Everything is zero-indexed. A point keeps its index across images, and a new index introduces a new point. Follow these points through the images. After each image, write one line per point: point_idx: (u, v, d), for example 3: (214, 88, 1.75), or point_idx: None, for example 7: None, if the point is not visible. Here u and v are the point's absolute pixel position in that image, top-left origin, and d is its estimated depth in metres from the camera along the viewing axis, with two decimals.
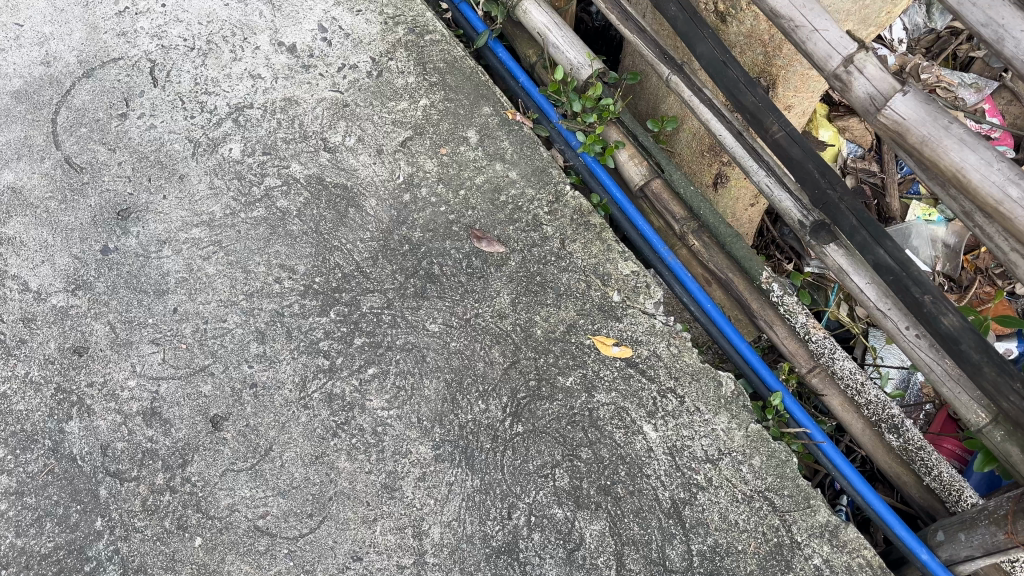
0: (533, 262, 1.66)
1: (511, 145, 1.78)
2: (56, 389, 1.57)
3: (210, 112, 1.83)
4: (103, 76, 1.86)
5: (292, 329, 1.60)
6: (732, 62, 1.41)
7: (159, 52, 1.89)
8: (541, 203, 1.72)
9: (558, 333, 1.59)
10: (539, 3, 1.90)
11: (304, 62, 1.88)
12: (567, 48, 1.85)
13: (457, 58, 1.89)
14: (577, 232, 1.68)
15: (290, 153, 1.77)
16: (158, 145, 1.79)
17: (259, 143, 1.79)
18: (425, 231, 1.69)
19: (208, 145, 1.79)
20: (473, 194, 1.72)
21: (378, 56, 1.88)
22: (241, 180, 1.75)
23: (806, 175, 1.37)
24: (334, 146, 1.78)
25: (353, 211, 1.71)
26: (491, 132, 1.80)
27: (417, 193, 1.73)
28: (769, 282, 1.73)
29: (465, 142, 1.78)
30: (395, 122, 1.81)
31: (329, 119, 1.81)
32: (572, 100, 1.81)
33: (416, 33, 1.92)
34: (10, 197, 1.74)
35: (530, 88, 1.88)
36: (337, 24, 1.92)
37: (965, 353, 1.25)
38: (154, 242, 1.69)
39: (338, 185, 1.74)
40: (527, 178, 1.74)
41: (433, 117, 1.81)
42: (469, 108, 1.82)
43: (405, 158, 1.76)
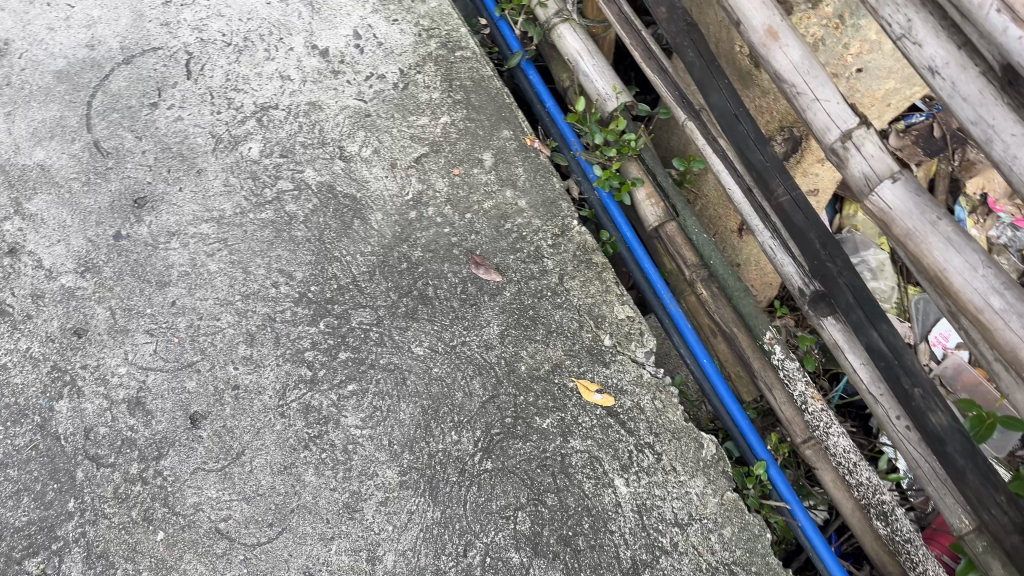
0: (529, 294, 1.62)
1: (525, 172, 1.76)
2: (52, 367, 1.61)
3: (236, 109, 1.85)
4: (141, 64, 1.91)
5: (281, 336, 1.62)
6: (744, 117, 1.35)
7: (197, 46, 1.93)
8: (546, 235, 1.69)
9: (542, 371, 1.55)
10: (574, 28, 1.85)
11: (335, 67, 1.88)
12: (597, 77, 1.81)
13: (485, 77, 1.87)
14: (578, 269, 1.65)
15: (305, 158, 1.78)
16: (182, 137, 1.82)
17: (278, 145, 1.80)
18: (426, 252, 1.68)
19: (229, 142, 1.81)
20: (478, 220, 1.71)
21: (406, 68, 1.87)
22: (255, 181, 1.77)
23: (807, 244, 1.31)
24: (349, 155, 1.78)
25: (358, 223, 1.71)
26: (507, 156, 1.78)
27: (424, 212, 1.72)
28: (771, 343, 1.66)
29: (479, 165, 1.77)
30: (414, 137, 1.80)
31: (349, 128, 1.81)
32: (594, 132, 1.77)
33: (448, 48, 1.90)
34: (39, 173, 1.80)
35: (555, 115, 1.84)
36: (371, 32, 1.92)
37: (949, 456, 1.17)
38: (164, 233, 1.73)
39: (347, 195, 1.74)
40: (536, 209, 1.72)
41: (451, 136, 1.80)
42: (489, 130, 1.81)
43: (417, 175, 1.76)
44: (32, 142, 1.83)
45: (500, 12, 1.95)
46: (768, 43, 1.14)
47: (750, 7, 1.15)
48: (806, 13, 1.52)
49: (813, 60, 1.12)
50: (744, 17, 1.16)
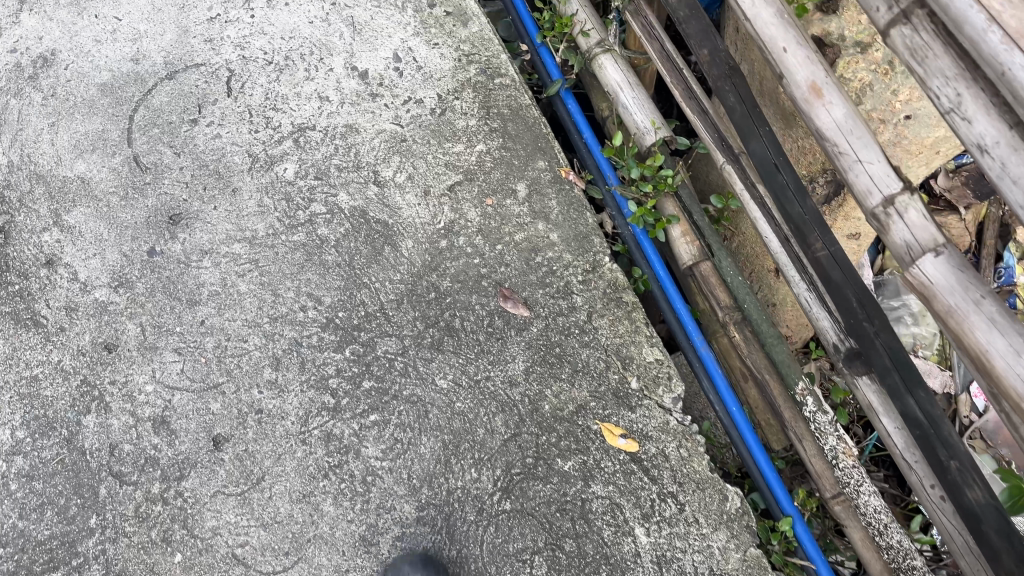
0: (556, 331, 1.60)
1: (558, 205, 1.73)
2: (82, 381, 1.64)
3: (274, 128, 1.85)
4: (184, 80, 1.92)
5: (307, 361, 1.62)
6: (784, 167, 1.31)
7: (239, 63, 1.93)
8: (576, 270, 1.66)
9: (566, 412, 1.53)
10: (616, 59, 1.83)
11: (373, 90, 1.88)
12: (636, 111, 1.78)
13: (523, 106, 1.84)
14: (607, 307, 1.61)
15: (339, 182, 1.78)
16: (219, 155, 1.83)
17: (313, 167, 1.80)
18: (455, 283, 1.66)
19: (265, 161, 1.82)
20: (508, 252, 1.69)
21: (444, 93, 1.86)
22: (289, 203, 1.77)
23: (844, 301, 1.27)
24: (383, 180, 1.78)
25: (389, 249, 1.71)
26: (541, 188, 1.75)
27: (454, 241, 1.71)
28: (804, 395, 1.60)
29: (512, 196, 1.75)
30: (448, 164, 1.78)
31: (384, 152, 1.80)
32: (630, 166, 1.74)
33: (487, 74, 1.88)
34: (79, 186, 1.82)
35: (592, 146, 1.82)
36: (411, 55, 1.91)
37: (985, 535, 1.12)
38: (197, 251, 1.74)
39: (379, 221, 1.74)
40: (567, 243, 1.69)
41: (486, 165, 1.78)
42: (525, 160, 1.78)
43: (450, 204, 1.74)
44: (74, 155, 1.86)
45: (541, 38, 1.91)
46: (811, 100, 1.10)
47: (794, 61, 1.11)
48: (854, 57, 1.49)
49: (857, 120, 1.08)
50: (787, 71, 1.12)
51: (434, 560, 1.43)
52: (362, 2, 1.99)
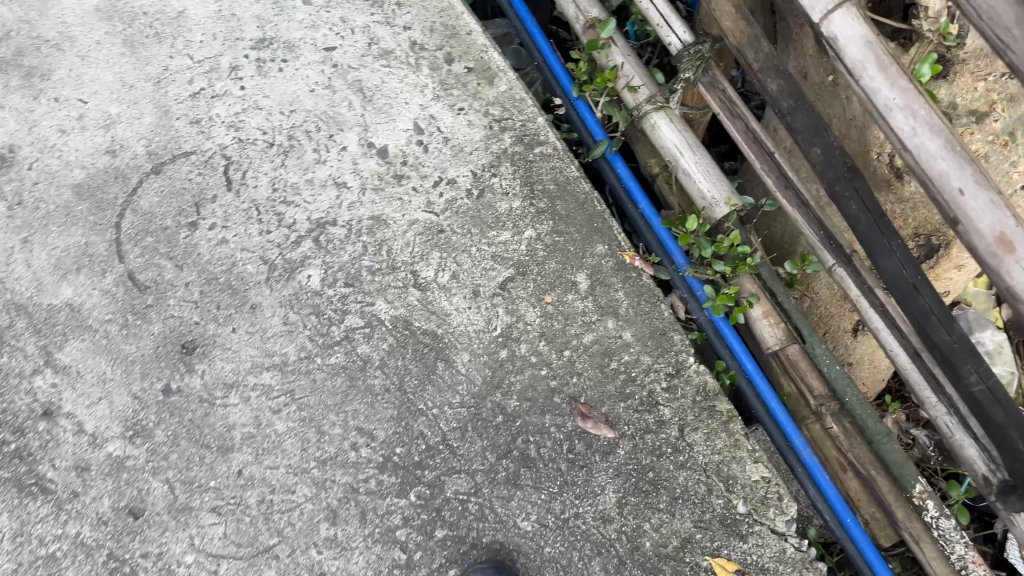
0: (646, 452, 1.44)
1: (627, 297, 1.55)
2: (108, 556, 1.41)
3: (288, 227, 1.61)
4: (173, 173, 1.65)
5: (367, 511, 1.43)
6: (925, 287, 1.14)
7: (235, 148, 1.66)
8: (658, 376, 1.49)
9: (671, 549, 1.38)
10: (671, 118, 1.62)
11: (397, 170, 1.64)
12: (701, 178, 1.58)
13: (571, 179, 1.65)
14: (700, 417, 1.46)
15: (375, 287, 1.56)
16: (229, 265, 1.59)
17: (342, 272, 1.57)
18: (523, 403, 1.47)
19: (284, 269, 1.58)
20: (579, 359, 1.50)
21: (480, 169, 1.65)
22: (319, 317, 1.55)
23: (1006, 441, 1.12)
24: (424, 282, 1.56)
25: (442, 365, 1.51)
26: (604, 277, 1.56)
27: (516, 350, 1.51)
28: (923, 498, 1.52)
29: (574, 289, 1.55)
30: (496, 257, 1.58)
31: (421, 248, 1.58)
32: (704, 246, 1.54)
33: (524, 142, 1.68)
34: (67, 316, 1.56)
35: (652, 220, 1.62)
36: (435, 124, 1.68)
37: None
38: (220, 385, 1.52)
39: (427, 331, 1.53)
40: (644, 341, 1.51)
41: (539, 254, 1.58)
42: (582, 245, 1.59)
43: (504, 304, 1.54)
44: (56, 277, 1.58)
45: (579, 91, 1.70)
46: (1000, 254, 0.91)
47: (976, 208, 0.92)
48: (969, 126, 1.39)
49: None
50: (966, 219, 0.93)
51: (505, 565, 1.37)
52: (367, 61, 1.74)
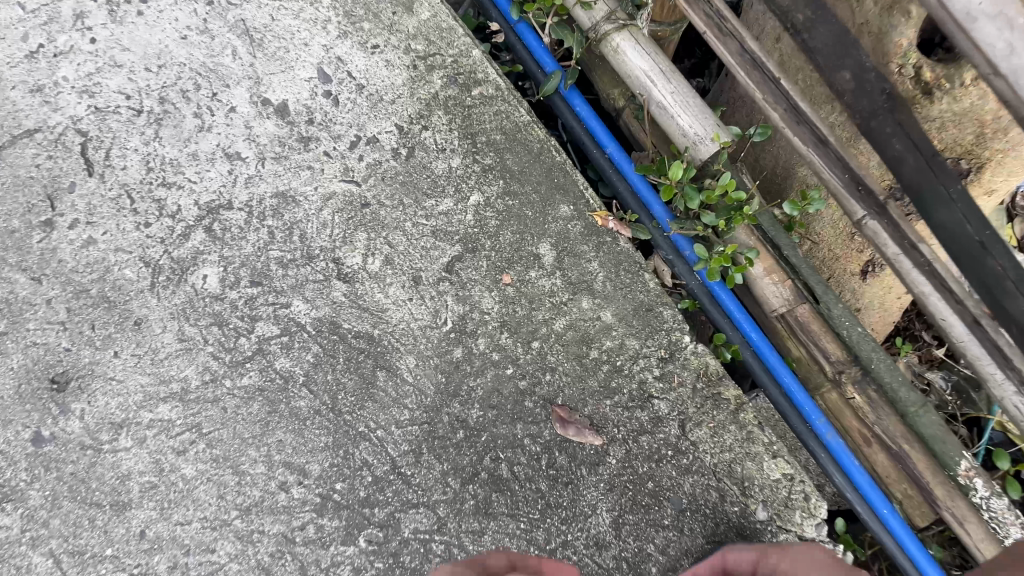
0: (641, 458, 1.19)
1: (602, 268, 1.28)
2: None
3: (172, 216, 1.27)
4: (13, 159, 1.26)
5: (308, 564, 1.15)
6: (994, 245, 0.99)
7: (91, 120, 1.28)
8: (649, 362, 1.23)
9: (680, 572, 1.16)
10: (637, 38, 1.30)
11: (302, 131, 1.32)
12: (680, 111, 1.28)
13: (521, 125, 1.34)
14: (703, 408, 1.22)
15: (289, 285, 1.25)
16: (101, 270, 1.24)
17: (245, 267, 1.26)
18: (488, 412, 1.21)
19: (172, 270, 1.25)
20: (552, 351, 1.23)
21: (406, 122, 1.32)
22: (223, 328, 1.24)
23: None
24: (350, 272, 1.25)
25: (383, 375, 1.22)
26: (572, 245, 1.28)
27: (472, 347, 1.23)
28: (969, 477, 1.27)
29: (537, 263, 1.27)
30: (437, 233, 1.27)
31: (341, 229, 1.27)
32: (691, 197, 1.26)
33: (460, 84, 1.35)
34: None
35: (623, 167, 1.33)
36: (344, 68, 1.35)
37: None
38: (107, 426, 1.20)
39: (360, 335, 1.23)
40: (628, 321, 1.25)
41: (490, 224, 1.28)
42: (542, 207, 1.30)
43: (453, 291, 1.25)
44: None
45: (519, 14, 1.37)
46: None
47: None
48: None
49: None
50: None
51: None
52: None
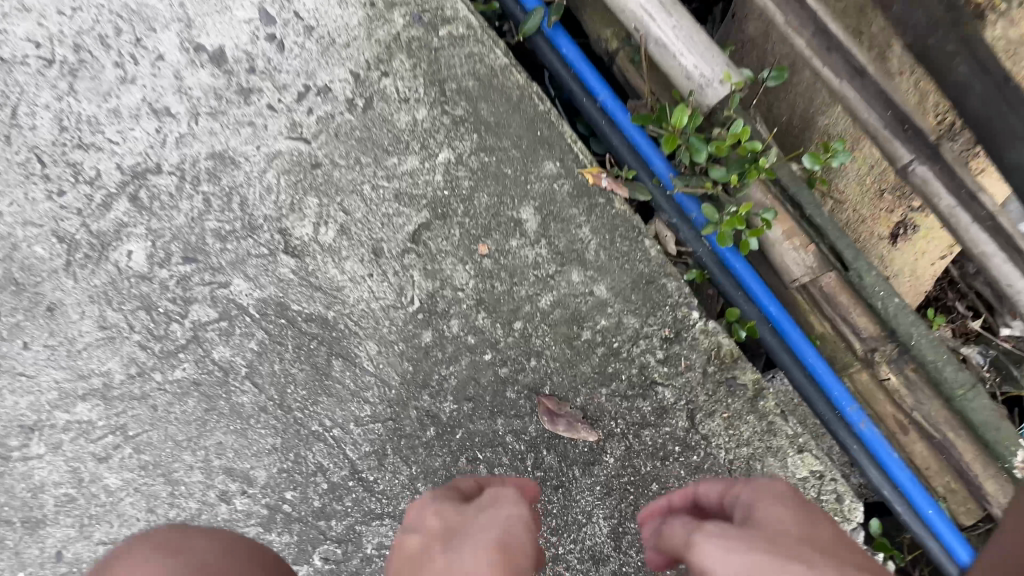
0: (642, 455, 1.03)
1: (595, 234, 1.06)
2: None
3: (90, 183, 1.07)
4: None
5: None
6: None
7: None
8: (652, 346, 1.03)
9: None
10: None
11: (242, 82, 1.09)
12: (683, 49, 1.09)
13: (497, 69, 1.10)
14: (715, 396, 1.02)
15: (228, 261, 1.07)
16: (6, 249, 1.05)
17: (176, 241, 1.07)
18: (463, 405, 1.04)
19: (91, 246, 1.06)
20: (536, 332, 1.05)
21: (363, 68, 1.09)
22: (151, 314, 1.05)
23: None
24: (299, 246, 1.07)
25: (340, 364, 1.04)
26: (560, 208, 1.07)
27: (443, 330, 1.05)
28: None
29: (518, 231, 1.07)
30: (400, 196, 1.08)
31: (288, 194, 1.08)
32: (697, 148, 1.07)
33: (425, 21, 1.10)
34: None
35: (618, 117, 1.14)
36: (289, 5, 1.08)
37: None
38: (16, 430, 1.04)
39: (313, 318, 1.05)
40: (626, 296, 1.05)
41: (463, 185, 1.08)
42: (523, 165, 1.08)
43: (421, 265, 1.06)
44: None
45: None
46: None
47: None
48: None
49: None
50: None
51: None
52: None
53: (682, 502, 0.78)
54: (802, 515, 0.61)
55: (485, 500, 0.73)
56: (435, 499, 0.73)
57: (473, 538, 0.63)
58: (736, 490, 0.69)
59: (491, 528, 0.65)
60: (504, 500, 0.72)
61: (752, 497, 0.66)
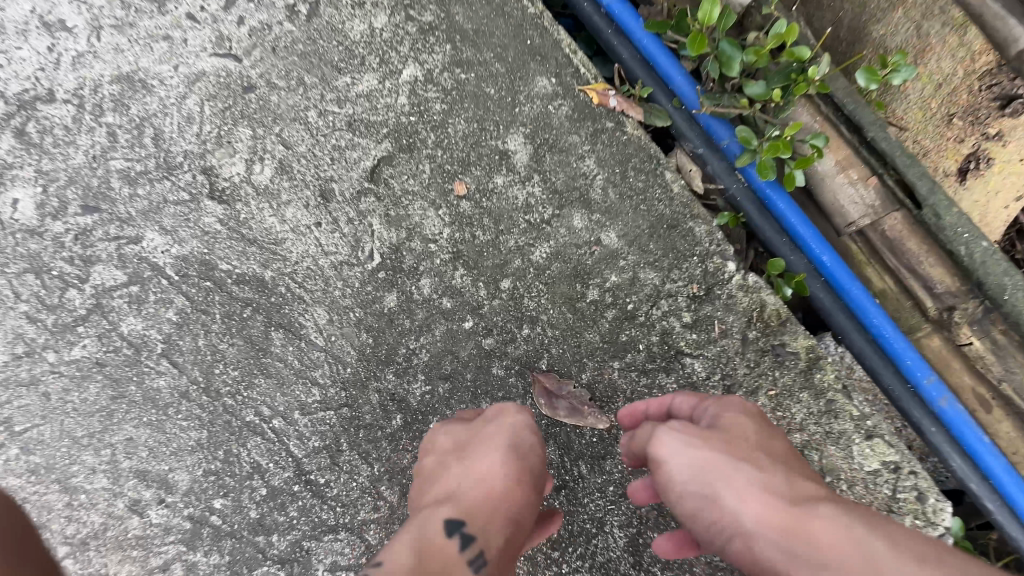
0: None
1: (602, 168, 0.84)
2: None
3: None
4: None
5: None
6: None
7: None
8: (677, 307, 0.81)
9: None
10: None
11: None
12: None
13: None
14: (758, 369, 0.80)
15: (139, 210, 0.85)
16: None
17: (73, 186, 0.85)
18: (438, 386, 0.82)
19: None
20: (529, 293, 0.82)
21: None
22: (41, 277, 0.83)
23: None
24: (228, 190, 0.85)
25: (281, 337, 0.82)
26: (557, 135, 0.85)
27: (412, 291, 0.83)
28: None
29: (505, 165, 0.85)
30: (354, 124, 0.86)
31: (214, 124, 0.86)
32: (729, 56, 0.85)
33: None
34: None
35: (626, 25, 0.91)
36: None
37: None
38: None
39: (247, 280, 0.83)
40: (641, 244, 0.82)
41: (434, 108, 0.86)
42: (509, 81, 0.86)
43: (382, 211, 0.84)
44: None
45: None
46: None
47: None
48: None
49: None
50: None
51: None
52: None
53: (656, 416, 0.72)
54: (763, 428, 0.65)
55: (487, 422, 0.72)
56: (451, 435, 0.73)
57: (487, 447, 0.68)
58: (703, 404, 0.69)
59: (499, 445, 0.68)
60: (508, 422, 0.72)
61: (725, 416, 0.65)
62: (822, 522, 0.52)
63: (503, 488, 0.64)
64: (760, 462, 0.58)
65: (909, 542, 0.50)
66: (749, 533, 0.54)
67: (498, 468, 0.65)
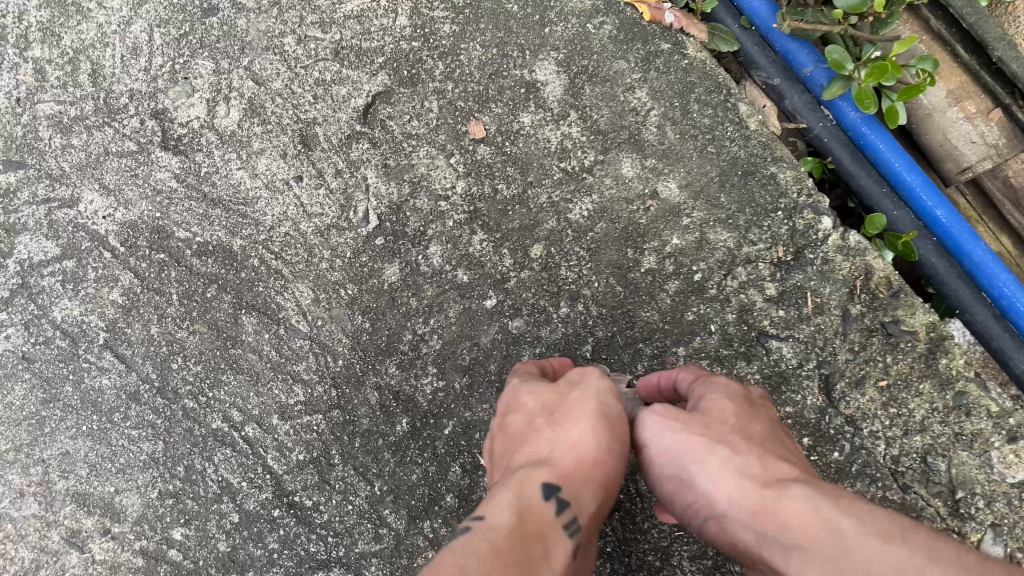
0: None
1: (657, 100, 0.66)
2: None
3: None
4: None
5: None
6: None
7: None
8: (758, 275, 0.63)
9: None
10: None
11: None
12: None
13: None
14: (864, 354, 0.61)
15: (75, 166, 0.69)
16: None
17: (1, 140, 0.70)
18: (455, 381, 0.63)
19: None
20: (566, 261, 0.64)
21: None
22: None
23: None
24: (184, 138, 0.68)
25: (254, 321, 0.66)
26: (599, 59, 0.67)
27: (417, 261, 0.65)
28: None
29: (533, 98, 0.67)
30: (342, 53, 0.68)
31: (167, 57, 0.69)
32: None
33: None
34: None
35: None
36: None
37: None
38: None
39: (211, 251, 0.67)
40: (710, 196, 0.64)
41: (442, 31, 0.68)
42: None
43: (378, 159, 0.67)
44: None
45: None
46: None
47: None
48: None
49: None
50: None
51: None
52: None
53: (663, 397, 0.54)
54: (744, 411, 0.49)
55: (580, 375, 0.52)
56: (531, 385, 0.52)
57: (586, 412, 0.49)
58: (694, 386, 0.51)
59: (606, 411, 0.49)
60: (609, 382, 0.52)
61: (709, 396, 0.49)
62: (792, 504, 0.41)
63: (606, 471, 0.47)
64: (732, 442, 0.45)
65: (880, 515, 0.39)
66: (722, 516, 0.44)
67: (598, 439, 0.47)
